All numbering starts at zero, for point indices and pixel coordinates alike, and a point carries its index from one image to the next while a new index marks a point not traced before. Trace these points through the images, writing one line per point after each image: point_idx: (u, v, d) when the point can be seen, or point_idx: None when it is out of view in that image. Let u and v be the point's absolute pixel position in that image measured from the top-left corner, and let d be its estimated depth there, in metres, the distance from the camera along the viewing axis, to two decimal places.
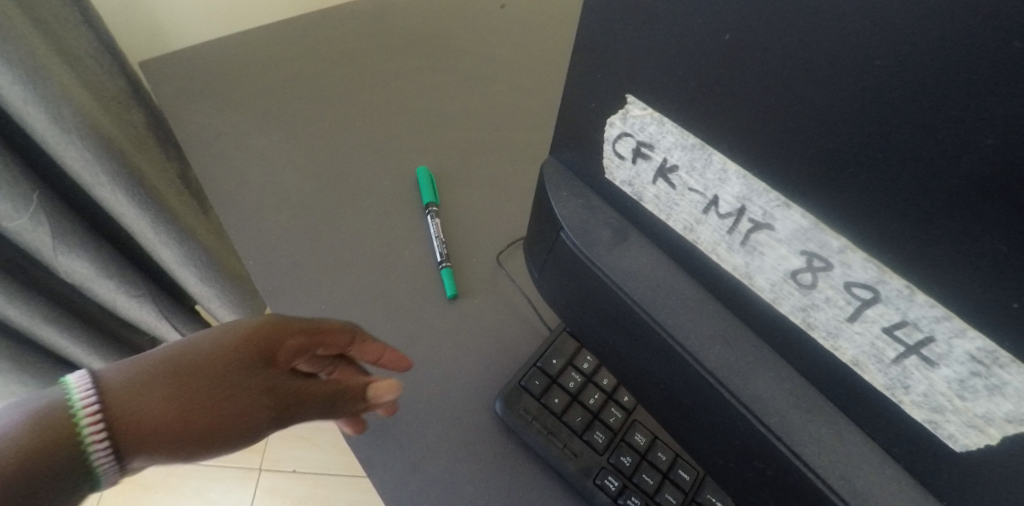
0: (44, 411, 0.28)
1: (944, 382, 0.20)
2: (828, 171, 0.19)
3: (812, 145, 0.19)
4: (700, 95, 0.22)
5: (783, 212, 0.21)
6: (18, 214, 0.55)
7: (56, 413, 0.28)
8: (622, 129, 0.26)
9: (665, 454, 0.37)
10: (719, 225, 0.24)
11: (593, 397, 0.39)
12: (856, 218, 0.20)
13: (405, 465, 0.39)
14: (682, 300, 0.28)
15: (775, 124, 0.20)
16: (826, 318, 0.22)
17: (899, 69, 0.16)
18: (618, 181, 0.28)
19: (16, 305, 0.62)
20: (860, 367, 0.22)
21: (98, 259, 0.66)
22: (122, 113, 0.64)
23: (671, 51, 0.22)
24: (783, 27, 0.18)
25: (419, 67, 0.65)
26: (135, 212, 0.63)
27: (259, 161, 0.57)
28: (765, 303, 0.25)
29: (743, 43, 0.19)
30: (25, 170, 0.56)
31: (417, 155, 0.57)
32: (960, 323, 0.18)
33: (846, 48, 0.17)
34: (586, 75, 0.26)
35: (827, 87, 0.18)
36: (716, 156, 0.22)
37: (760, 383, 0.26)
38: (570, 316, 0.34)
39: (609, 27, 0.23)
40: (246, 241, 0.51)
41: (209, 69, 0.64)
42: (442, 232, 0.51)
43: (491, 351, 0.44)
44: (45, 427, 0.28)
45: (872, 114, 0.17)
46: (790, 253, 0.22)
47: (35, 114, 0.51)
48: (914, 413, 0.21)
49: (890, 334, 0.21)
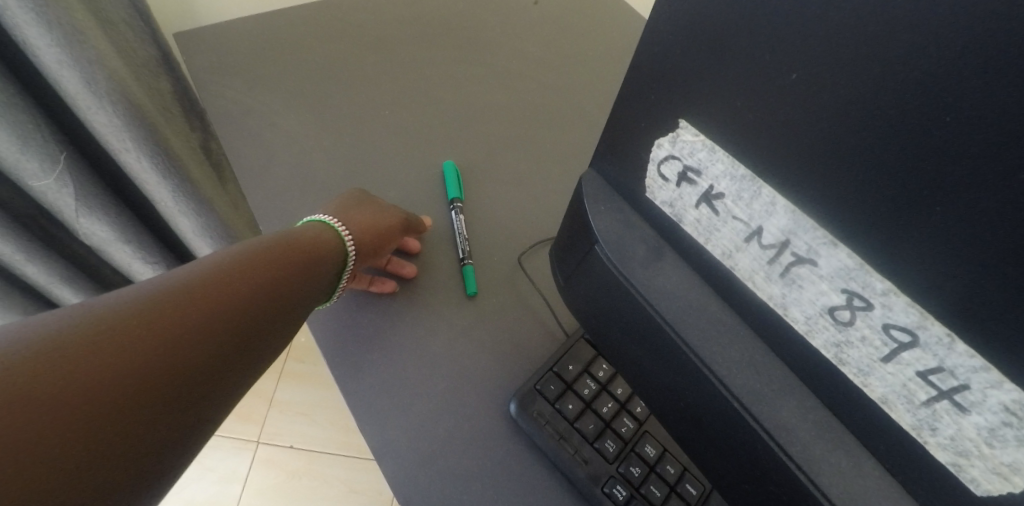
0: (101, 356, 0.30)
1: (973, 429, 0.20)
2: (879, 217, 0.20)
3: (866, 189, 0.20)
4: (759, 128, 0.22)
5: (828, 250, 0.22)
6: (45, 175, 0.55)
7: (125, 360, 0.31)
8: (669, 151, 0.26)
9: (673, 467, 0.38)
10: (760, 254, 0.24)
11: (606, 406, 0.39)
12: (906, 265, 0.20)
13: (417, 457, 0.40)
14: (712, 321, 0.28)
15: (833, 168, 0.20)
16: (859, 355, 0.23)
17: (969, 127, 0.16)
18: (658, 201, 0.28)
19: (35, 265, 0.63)
20: (889, 405, 0.23)
21: (117, 225, 0.66)
22: (150, 81, 0.63)
23: (734, 85, 0.22)
24: (856, 74, 0.18)
25: (451, 59, 0.65)
26: (157, 180, 0.63)
27: (286, 141, 0.56)
28: (798, 334, 0.25)
29: (813, 82, 0.19)
30: (54, 130, 0.56)
31: (444, 147, 0.57)
32: (998, 375, 0.19)
33: (923, 101, 0.17)
34: (640, 95, 0.26)
35: (890, 136, 0.18)
36: (765, 190, 0.23)
37: (783, 411, 0.26)
38: (595, 326, 0.35)
39: (673, 52, 0.23)
40: (269, 222, 0.51)
41: (241, 44, 0.64)
42: (465, 228, 0.51)
43: (506, 350, 0.45)
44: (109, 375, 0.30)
45: (937, 168, 0.18)
46: (830, 290, 0.22)
47: (70, 76, 0.51)
48: (937, 455, 0.22)
49: (924, 377, 0.21)
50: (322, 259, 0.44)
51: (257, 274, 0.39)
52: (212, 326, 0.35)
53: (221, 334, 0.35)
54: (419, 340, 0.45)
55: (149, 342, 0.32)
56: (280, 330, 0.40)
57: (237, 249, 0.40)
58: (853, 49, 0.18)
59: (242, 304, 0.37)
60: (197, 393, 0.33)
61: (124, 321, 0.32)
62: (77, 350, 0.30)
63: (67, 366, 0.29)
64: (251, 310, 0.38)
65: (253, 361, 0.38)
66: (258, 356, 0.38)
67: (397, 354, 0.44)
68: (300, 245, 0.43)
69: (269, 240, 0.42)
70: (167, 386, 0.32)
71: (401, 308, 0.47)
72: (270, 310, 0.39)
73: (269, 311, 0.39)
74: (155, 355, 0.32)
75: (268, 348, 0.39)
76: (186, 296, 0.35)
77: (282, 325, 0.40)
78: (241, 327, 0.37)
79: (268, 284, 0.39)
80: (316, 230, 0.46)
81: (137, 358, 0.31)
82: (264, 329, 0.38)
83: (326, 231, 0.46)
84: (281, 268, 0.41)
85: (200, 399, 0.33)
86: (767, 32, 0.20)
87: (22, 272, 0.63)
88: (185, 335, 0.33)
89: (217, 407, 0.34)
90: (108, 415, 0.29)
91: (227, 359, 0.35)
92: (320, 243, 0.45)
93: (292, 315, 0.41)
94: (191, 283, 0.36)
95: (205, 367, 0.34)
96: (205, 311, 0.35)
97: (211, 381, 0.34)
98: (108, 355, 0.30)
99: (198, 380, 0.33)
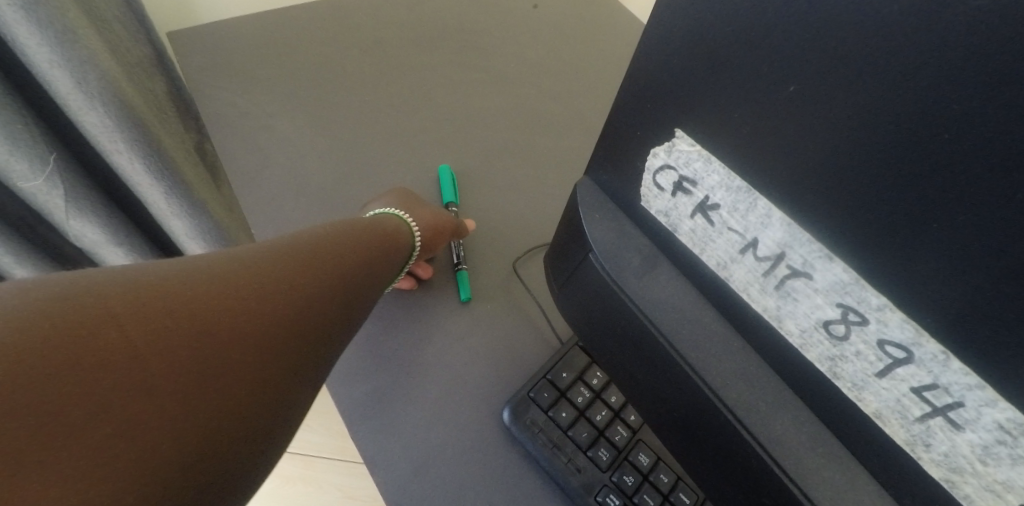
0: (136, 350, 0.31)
1: (967, 446, 0.20)
2: (875, 233, 0.20)
3: (863, 206, 0.19)
4: (753, 141, 0.22)
5: (824, 263, 0.21)
6: (34, 175, 0.55)
7: (157, 360, 0.31)
8: (665, 161, 0.26)
9: (667, 476, 0.37)
10: (755, 266, 0.24)
11: (600, 414, 0.39)
12: (902, 282, 0.20)
13: (408, 464, 0.39)
14: (707, 332, 0.28)
15: (828, 184, 0.20)
16: (855, 370, 0.22)
17: (967, 146, 0.16)
18: (653, 210, 0.28)
19: (25, 266, 0.64)
20: (883, 420, 0.22)
21: (109, 227, 0.66)
22: (144, 81, 0.63)
23: (727, 97, 0.22)
24: (851, 89, 0.18)
25: (449, 62, 0.64)
26: (151, 182, 0.62)
27: (282, 144, 0.56)
28: (792, 347, 0.25)
29: (810, 96, 0.19)
30: (45, 130, 0.55)
31: (440, 151, 0.57)
32: (993, 393, 0.19)
33: (920, 118, 0.17)
34: (636, 104, 0.26)
35: (884, 153, 0.18)
36: (761, 202, 0.23)
37: (777, 425, 0.26)
38: (588, 335, 0.35)
39: (668, 62, 0.23)
40: (263, 225, 0.51)
41: (237, 44, 0.64)
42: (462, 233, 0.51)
43: (500, 357, 0.45)
44: (137, 372, 0.30)
45: (931, 185, 0.17)
46: (825, 304, 0.22)
47: (61, 77, 0.50)
48: (931, 471, 0.22)
49: (918, 393, 0.21)
50: (370, 268, 0.46)
51: (293, 290, 0.39)
52: (232, 338, 0.34)
53: (234, 353, 0.34)
54: (413, 345, 0.45)
55: (158, 342, 0.32)
56: (308, 359, 0.38)
57: (283, 255, 0.41)
58: (849, 64, 0.18)
59: (265, 322, 0.36)
60: (198, 410, 0.32)
61: (139, 312, 0.32)
62: (118, 339, 0.31)
63: (62, 345, 0.29)
64: (272, 331, 0.37)
65: (275, 391, 0.36)
66: (281, 388, 0.36)
67: (392, 361, 0.44)
68: (347, 261, 0.44)
69: (318, 251, 0.43)
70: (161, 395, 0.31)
71: (398, 313, 0.47)
72: (297, 334, 0.38)
73: (295, 336, 0.38)
74: (157, 358, 0.31)
75: (298, 376, 0.37)
76: (209, 301, 0.35)
77: (310, 353, 0.38)
78: (259, 349, 0.35)
79: (303, 303, 0.39)
80: (389, 219, 0.50)
81: (170, 357, 0.32)
82: (286, 356, 0.37)
83: (392, 227, 0.50)
84: (324, 281, 0.41)
85: (200, 423, 0.31)
86: (766, 45, 0.19)
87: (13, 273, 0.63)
88: (193, 345, 0.33)
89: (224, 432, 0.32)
90: (90, 411, 0.28)
91: (238, 381, 0.34)
92: (379, 236, 0.48)
93: (329, 337, 0.40)
94: (237, 286, 0.37)
95: (208, 385, 0.32)
96: (240, 318, 0.35)
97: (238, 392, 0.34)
98: (143, 349, 0.31)
99: (213, 390, 0.32)
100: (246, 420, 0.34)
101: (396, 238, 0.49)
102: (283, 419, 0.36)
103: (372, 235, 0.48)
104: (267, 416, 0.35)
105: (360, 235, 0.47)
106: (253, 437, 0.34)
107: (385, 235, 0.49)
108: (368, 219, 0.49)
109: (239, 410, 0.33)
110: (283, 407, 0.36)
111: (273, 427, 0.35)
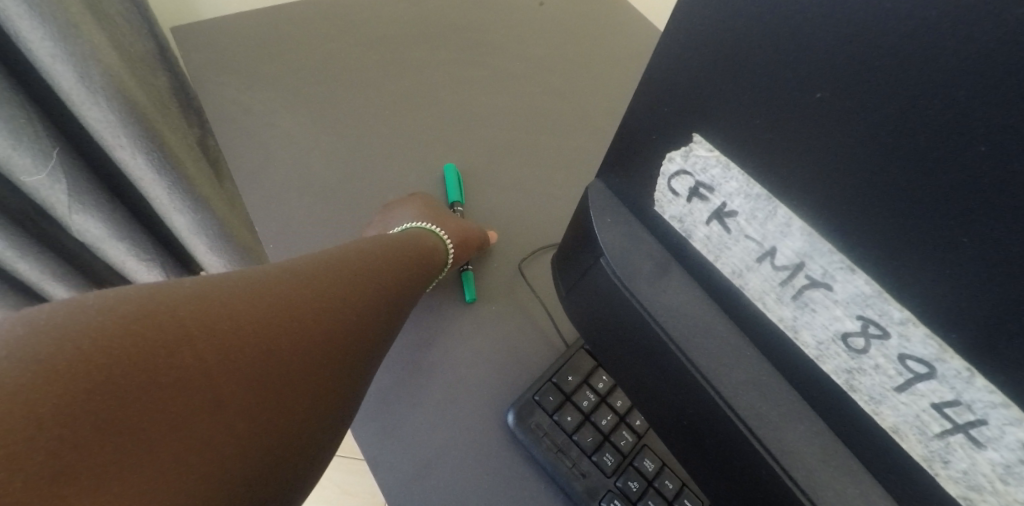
0: (174, 370, 0.32)
1: (988, 465, 0.19)
2: (901, 245, 0.19)
3: (889, 218, 0.19)
4: (775, 149, 0.21)
5: (845, 275, 0.21)
6: (36, 170, 0.54)
7: (192, 381, 0.32)
8: (681, 166, 0.25)
9: (672, 482, 0.37)
10: (772, 276, 0.24)
11: (606, 418, 0.39)
12: (929, 296, 0.19)
13: (411, 467, 0.39)
14: (719, 341, 0.27)
15: (852, 194, 0.19)
16: (872, 383, 0.22)
17: (1003, 159, 0.15)
18: (667, 215, 0.27)
19: (27, 260, 0.61)
20: (900, 435, 0.22)
21: (111, 222, 0.65)
22: (147, 75, 0.62)
23: (749, 103, 0.21)
24: (880, 98, 0.17)
25: (454, 59, 0.64)
26: (155, 177, 0.62)
27: (285, 142, 0.55)
28: (807, 358, 0.24)
29: (836, 105, 0.19)
30: (47, 124, 0.54)
31: (445, 149, 0.57)
32: (1017, 412, 0.18)
33: (953, 129, 0.16)
34: (653, 109, 0.25)
35: (913, 163, 0.17)
36: (781, 210, 0.22)
37: (790, 437, 0.25)
38: (596, 340, 0.34)
39: (688, 66, 0.22)
40: (266, 223, 0.50)
41: (240, 38, 0.63)
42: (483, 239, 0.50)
43: (504, 358, 0.44)
44: (174, 393, 0.32)
45: (963, 199, 0.17)
46: (844, 316, 0.22)
47: (63, 72, 0.49)
48: (948, 488, 0.21)
49: (938, 410, 0.20)
50: (397, 284, 0.45)
51: (320, 306, 0.40)
52: (264, 355, 0.36)
53: (268, 382, 0.35)
54: (416, 345, 0.45)
55: (191, 363, 0.33)
56: (339, 373, 0.39)
57: (308, 271, 0.41)
58: (879, 72, 0.17)
59: (294, 339, 0.37)
60: (235, 427, 0.33)
61: (173, 333, 0.33)
62: (154, 360, 0.32)
63: (99, 369, 0.30)
64: (301, 349, 0.37)
65: (307, 406, 0.37)
66: (311, 416, 0.37)
67: (396, 361, 0.44)
68: (371, 276, 0.44)
69: (342, 267, 0.43)
70: (198, 422, 0.32)
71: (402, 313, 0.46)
72: (328, 361, 0.38)
73: (323, 353, 0.38)
74: (195, 385, 0.32)
75: (330, 390, 0.38)
76: (239, 320, 0.36)
77: (341, 380, 0.39)
78: (291, 378, 0.36)
79: (329, 320, 0.40)
80: (407, 242, 0.49)
81: (206, 377, 0.33)
82: (318, 384, 0.37)
83: (411, 252, 0.49)
84: (349, 298, 0.42)
85: (239, 440, 0.33)
86: (793, 51, 0.19)
87: (14, 268, 0.62)
88: (230, 374, 0.34)
89: (262, 446, 0.34)
90: (133, 435, 0.30)
91: (274, 396, 0.35)
92: (412, 253, 0.49)
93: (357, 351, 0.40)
94: (266, 304, 0.38)
95: (240, 415, 0.33)
96: (269, 337, 0.36)
97: (271, 409, 0.35)
98: (179, 369, 0.32)
99: (248, 407, 0.34)
100: (281, 436, 0.35)
101: (429, 252, 0.50)
102: (318, 432, 0.37)
103: (403, 249, 0.48)
104: (300, 430, 0.36)
105: (383, 252, 0.47)
106: (287, 453, 0.35)
107: (417, 251, 0.50)
108: (391, 240, 0.49)
109: (274, 425, 0.35)
110: (311, 436, 0.37)
111: (300, 455, 0.36)
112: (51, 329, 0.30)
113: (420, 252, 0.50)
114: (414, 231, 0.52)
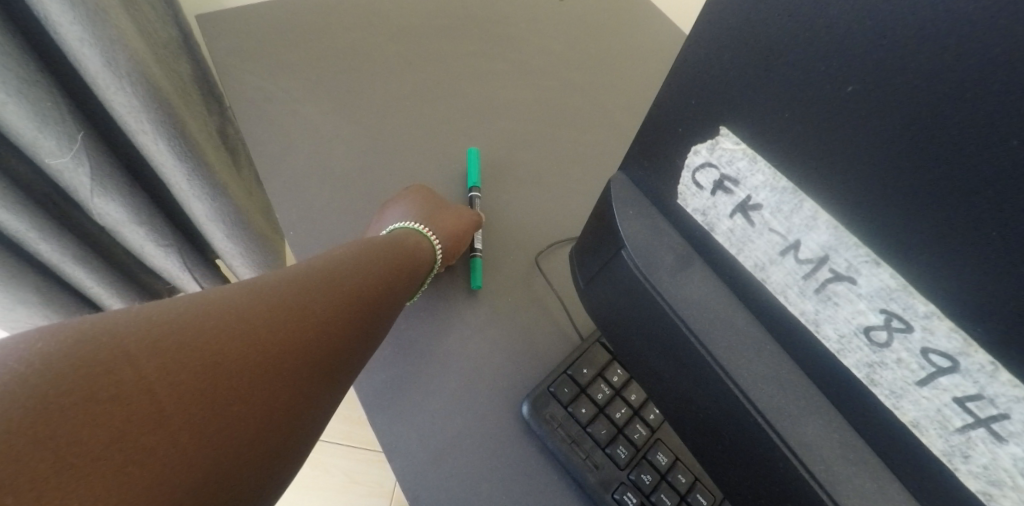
0: (164, 374, 0.32)
1: (1009, 459, 0.19)
2: (928, 240, 0.19)
3: (918, 215, 0.19)
4: (802, 143, 0.21)
5: (869, 268, 0.21)
6: (62, 152, 0.55)
7: (182, 383, 0.32)
8: (707, 159, 0.25)
9: (684, 477, 0.37)
10: (795, 269, 0.24)
11: (620, 412, 0.39)
12: (954, 288, 0.19)
13: (425, 455, 0.40)
14: (738, 335, 0.28)
15: (882, 188, 0.20)
16: (893, 378, 0.22)
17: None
18: (690, 208, 0.28)
19: (49, 242, 0.62)
20: (920, 429, 0.22)
21: (132, 207, 0.66)
22: (170, 62, 0.63)
23: (778, 97, 0.21)
24: (914, 92, 0.18)
25: (473, 52, 0.64)
26: (174, 163, 0.62)
27: (306, 131, 0.56)
28: (828, 352, 0.25)
29: (866, 98, 0.19)
30: (72, 108, 0.55)
31: (462, 142, 0.57)
32: None
33: (987, 123, 0.16)
34: (681, 101, 0.25)
35: (941, 159, 0.18)
36: (807, 203, 0.22)
37: (809, 431, 0.26)
38: (614, 332, 0.35)
39: (718, 58, 0.23)
40: (287, 210, 0.51)
41: (261, 28, 0.63)
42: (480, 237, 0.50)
43: (519, 350, 0.45)
44: (164, 397, 0.31)
45: (991, 192, 0.17)
46: (867, 310, 0.22)
47: (91, 56, 0.50)
48: (968, 483, 0.21)
49: (961, 404, 0.20)
50: (399, 270, 0.45)
51: (313, 303, 0.39)
52: (254, 356, 0.35)
53: (255, 384, 0.34)
54: (431, 336, 0.45)
55: (179, 367, 0.32)
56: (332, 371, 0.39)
57: (300, 270, 0.41)
58: (912, 66, 0.17)
59: (284, 338, 0.36)
60: (225, 428, 0.33)
61: (159, 339, 0.33)
62: (142, 365, 0.31)
63: (87, 377, 0.29)
64: (293, 348, 0.37)
65: (297, 405, 0.36)
66: (301, 415, 0.37)
67: (413, 350, 0.44)
68: (371, 270, 0.43)
69: (336, 262, 0.42)
70: (183, 428, 0.31)
71: (418, 304, 0.47)
72: (319, 363, 0.38)
73: (315, 351, 0.38)
74: (181, 389, 0.32)
75: (321, 388, 0.38)
76: (227, 322, 0.35)
77: (327, 380, 0.38)
78: (283, 376, 0.36)
79: (322, 317, 0.39)
80: (403, 238, 0.48)
81: (194, 381, 0.32)
82: (304, 384, 0.37)
83: (408, 247, 0.47)
84: (345, 293, 0.41)
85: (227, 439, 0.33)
86: (827, 43, 0.19)
87: (37, 251, 0.63)
88: (216, 379, 0.33)
89: (250, 445, 0.34)
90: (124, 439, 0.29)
91: (264, 395, 0.35)
92: (407, 249, 0.47)
93: (352, 346, 0.40)
94: (256, 304, 0.37)
95: (227, 419, 0.33)
96: (259, 337, 0.36)
97: (261, 408, 0.34)
98: (167, 373, 0.32)
99: (237, 408, 0.33)
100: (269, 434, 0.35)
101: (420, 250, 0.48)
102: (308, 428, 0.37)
103: (396, 245, 0.47)
104: (291, 428, 0.36)
105: (381, 244, 0.46)
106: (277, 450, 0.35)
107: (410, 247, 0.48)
108: (385, 238, 0.47)
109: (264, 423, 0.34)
110: (298, 435, 0.37)
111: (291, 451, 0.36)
112: (37, 340, 0.29)
113: (415, 250, 0.48)
114: (400, 230, 0.49)
